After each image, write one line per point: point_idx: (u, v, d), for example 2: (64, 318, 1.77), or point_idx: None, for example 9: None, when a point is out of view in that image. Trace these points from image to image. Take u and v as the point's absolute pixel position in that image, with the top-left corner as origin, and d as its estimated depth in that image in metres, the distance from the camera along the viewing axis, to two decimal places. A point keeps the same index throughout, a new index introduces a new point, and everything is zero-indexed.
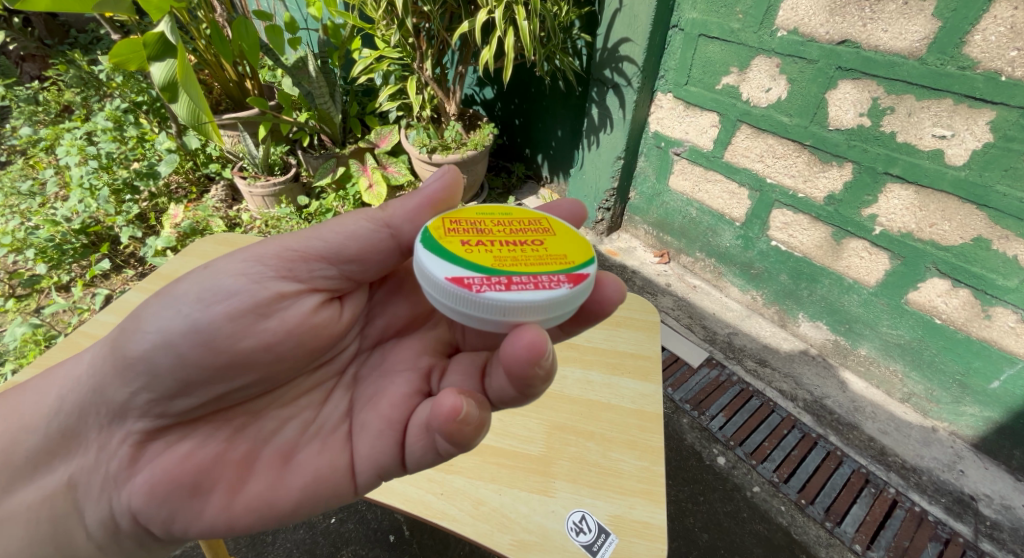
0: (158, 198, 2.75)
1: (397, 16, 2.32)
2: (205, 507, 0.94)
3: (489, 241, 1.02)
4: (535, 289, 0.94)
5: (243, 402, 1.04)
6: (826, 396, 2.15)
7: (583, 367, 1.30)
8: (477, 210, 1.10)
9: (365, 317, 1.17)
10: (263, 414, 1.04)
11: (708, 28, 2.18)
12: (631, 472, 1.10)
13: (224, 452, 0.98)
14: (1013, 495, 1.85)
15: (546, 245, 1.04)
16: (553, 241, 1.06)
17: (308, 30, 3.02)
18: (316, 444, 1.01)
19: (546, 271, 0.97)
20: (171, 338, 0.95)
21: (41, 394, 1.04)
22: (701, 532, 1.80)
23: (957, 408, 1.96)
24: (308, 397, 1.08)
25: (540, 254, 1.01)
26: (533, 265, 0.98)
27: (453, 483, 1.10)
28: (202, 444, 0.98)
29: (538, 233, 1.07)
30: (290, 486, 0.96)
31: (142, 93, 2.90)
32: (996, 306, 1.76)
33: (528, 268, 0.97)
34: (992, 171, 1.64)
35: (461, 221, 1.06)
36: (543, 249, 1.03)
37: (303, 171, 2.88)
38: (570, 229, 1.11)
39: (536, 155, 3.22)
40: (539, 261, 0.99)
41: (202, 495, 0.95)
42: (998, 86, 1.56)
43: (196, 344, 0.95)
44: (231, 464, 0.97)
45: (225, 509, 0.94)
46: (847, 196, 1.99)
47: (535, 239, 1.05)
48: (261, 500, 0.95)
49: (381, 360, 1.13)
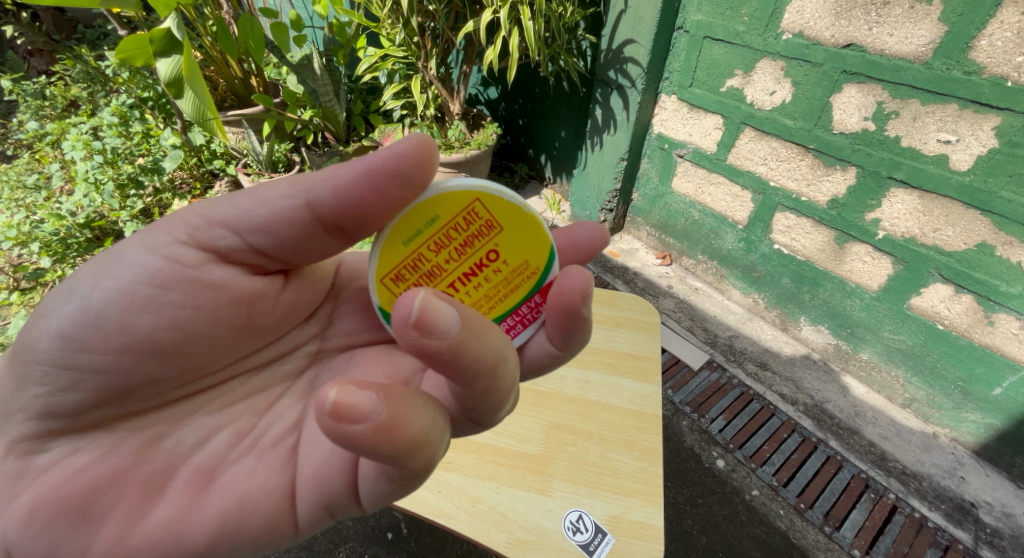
0: (162, 193, 2.77)
1: (403, 16, 2.33)
2: (96, 534, 0.91)
3: (450, 288, 0.99)
4: (524, 327, 1.06)
5: (162, 407, 1.02)
6: (827, 400, 2.14)
7: (582, 367, 1.29)
8: (402, 239, 0.98)
9: (328, 315, 1.20)
10: (186, 421, 1.02)
11: (713, 31, 2.17)
12: (628, 472, 1.10)
13: (129, 469, 0.95)
14: (1013, 503, 1.84)
15: (505, 257, 1.01)
16: (503, 245, 1.01)
17: (314, 28, 3.04)
18: (246, 464, 0.99)
19: (524, 301, 1.04)
20: (70, 325, 0.95)
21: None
22: (699, 535, 1.79)
23: (960, 414, 1.95)
24: (250, 406, 1.06)
25: (502, 274, 1.01)
26: (508, 300, 1.03)
27: (450, 481, 1.09)
28: (117, 452, 0.96)
29: (486, 241, 0.99)
30: (208, 509, 0.93)
31: (148, 89, 2.88)
32: (999, 312, 1.75)
33: (508, 306, 1.03)
34: (996, 177, 1.64)
35: (403, 275, 0.98)
36: (502, 266, 1.01)
37: (307, 169, 2.85)
38: (535, 229, 1.03)
39: (539, 155, 3.24)
40: (500, 290, 1.02)
41: (91, 522, 0.91)
42: (1004, 91, 1.56)
43: (89, 329, 0.95)
44: (137, 483, 0.94)
45: (119, 539, 0.91)
46: (850, 200, 1.99)
47: (489, 254, 1.00)
48: (165, 530, 0.91)
49: (344, 361, 1.13)
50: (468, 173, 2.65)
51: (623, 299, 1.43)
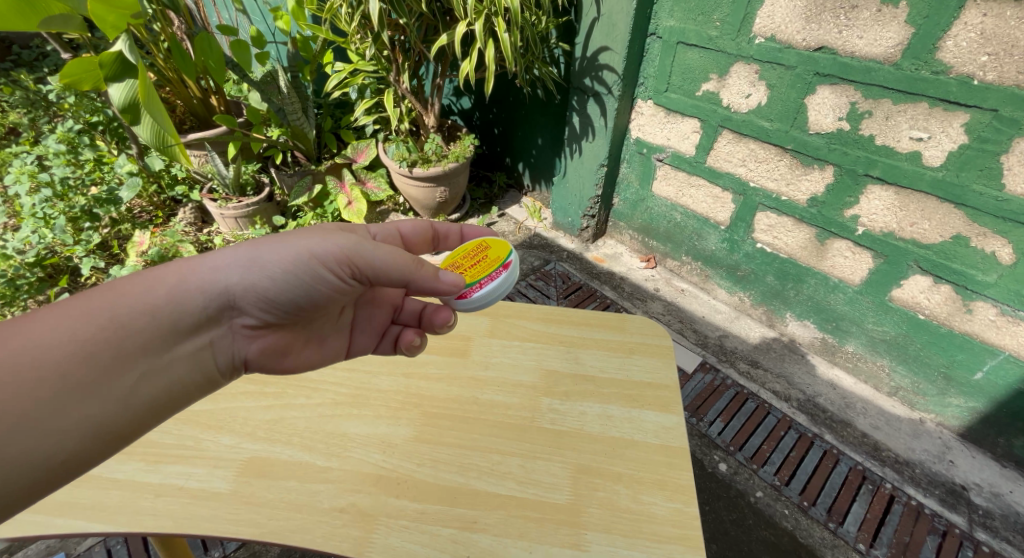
0: (121, 224, 2.61)
1: (372, 29, 2.24)
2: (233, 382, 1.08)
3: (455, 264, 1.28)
4: (495, 282, 1.22)
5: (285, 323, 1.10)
6: (818, 394, 2.18)
7: (601, 402, 1.22)
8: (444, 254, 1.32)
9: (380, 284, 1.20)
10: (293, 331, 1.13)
11: (686, 36, 2.18)
12: (664, 516, 1.02)
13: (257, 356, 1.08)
14: (1001, 483, 1.90)
15: (488, 248, 1.30)
16: (489, 244, 1.32)
17: (276, 43, 2.94)
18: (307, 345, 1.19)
19: (497, 269, 1.25)
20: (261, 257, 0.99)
21: (115, 282, 0.90)
22: (710, 543, 1.78)
23: (943, 399, 2.02)
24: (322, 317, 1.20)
25: (487, 258, 1.28)
26: (487, 268, 1.25)
27: (480, 543, 0.97)
28: (284, 334, 1.11)
29: (479, 244, 1.32)
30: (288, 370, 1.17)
31: (98, 113, 2.70)
32: (976, 300, 1.81)
33: (486, 271, 1.24)
34: (968, 171, 1.68)
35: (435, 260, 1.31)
36: (487, 254, 1.29)
37: (277, 190, 2.74)
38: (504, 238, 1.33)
39: (517, 164, 3.22)
40: (484, 263, 1.27)
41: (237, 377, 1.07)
42: (970, 89, 1.60)
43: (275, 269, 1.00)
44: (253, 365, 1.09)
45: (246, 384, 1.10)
46: (829, 198, 2.03)
47: (480, 249, 1.31)
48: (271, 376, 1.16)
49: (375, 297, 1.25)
50: (448, 187, 2.60)
51: (633, 323, 1.42)
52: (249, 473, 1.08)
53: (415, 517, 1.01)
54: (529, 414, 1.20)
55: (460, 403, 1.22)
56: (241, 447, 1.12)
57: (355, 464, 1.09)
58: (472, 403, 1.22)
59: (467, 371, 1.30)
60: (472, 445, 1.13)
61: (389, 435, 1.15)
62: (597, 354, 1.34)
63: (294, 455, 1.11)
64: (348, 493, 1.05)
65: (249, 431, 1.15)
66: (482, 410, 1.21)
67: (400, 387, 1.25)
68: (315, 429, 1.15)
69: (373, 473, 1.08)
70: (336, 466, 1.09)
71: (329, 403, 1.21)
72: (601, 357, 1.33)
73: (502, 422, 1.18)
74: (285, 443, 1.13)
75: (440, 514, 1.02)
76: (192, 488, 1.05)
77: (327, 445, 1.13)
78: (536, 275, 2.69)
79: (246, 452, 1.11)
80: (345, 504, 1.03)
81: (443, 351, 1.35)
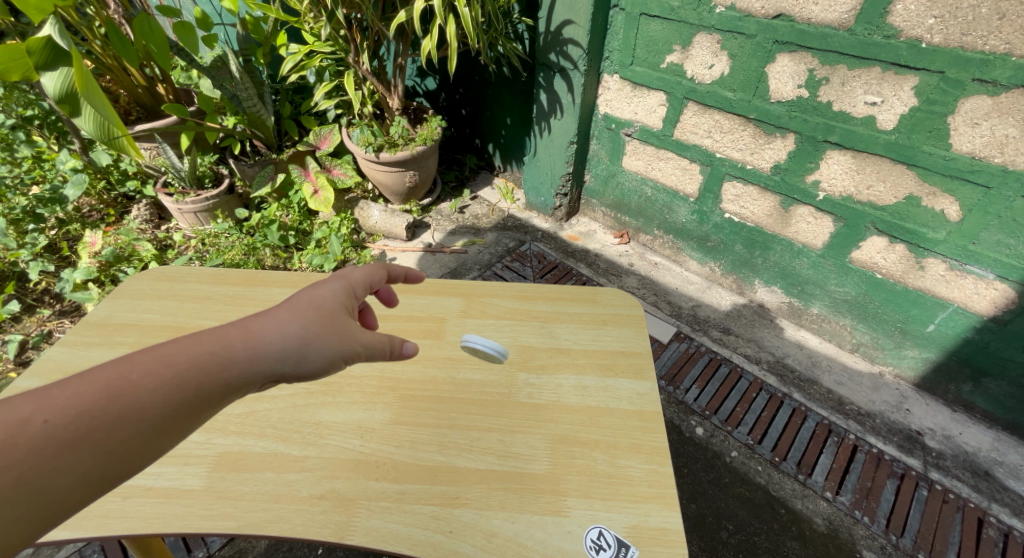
0: (68, 225, 2.49)
1: (325, 7, 2.15)
2: None
3: None
4: None
5: None
6: (787, 355, 2.28)
7: (577, 373, 1.25)
8: None
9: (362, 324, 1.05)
10: None
11: (648, 7, 2.17)
12: (641, 478, 1.05)
13: None
14: (952, 425, 2.02)
15: None
16: None
17: (224, 25, 2.79)
18: None
19: None
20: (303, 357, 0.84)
21: (210, 344, 0.77)
22: (690, 504, 1.85)
23: (900, 352, 2.13)
24: None
25: None
26: None
27: (461, 518, 0.98)
28: None
29: None
30: None
31: (31, 106, 2.52)
32: (928, 257, 1.90)
33: None
34: (918, 133, 1.75)
35: None
36: None
37: (237, 181, 2.64)
38: None
39: (486, 145, 3.19)
40: None
41: None
42: (919, 52, 1.65)
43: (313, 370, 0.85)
44: None
45: None
46: (792, 164, 2.08)
47: None
48: None
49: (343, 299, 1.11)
50: (416, 171, 2.55)
51: (605, 296, 1.44)
52: (222, 468, 1.06)
53: (396, 498, 1.02)
54: (507, 390, 1.21)
55: (437, 384, 1.22)
56: (212, 443, 1.09)
57: (332, 452, 1.09)
58: (449, 383, 1.23)
59: (442, 352, 1.30)
60: (451, 423, 1.14)
61: (366, 420, 1.15)
62: (572, 328, 1.35)
63: (268, 447, 1.09)
64: (327, 480, 1.04)
65: (220, 427, 1.12)
66: (459, 389, 1.21)
67: (376, 372, 1.25)
68: (289, 420, 1.14)
69: (351, 459, 1.08)
70: (312, 455, 1.08)
71: (302, 393, 1.19)
72: (576, 330, 1.35)
73: (479, 400, 1.19)
74: (258, 436, 1.11)
75: (421, 493, 1.02)
76: (162, 488, 1.03)
77: (303, 434, 1.11)
78: (511, 256, 2.68)
79: (218, 448, 1.09)
80: (324, 491, 1.03)
81: (417, 333, 1.34)
